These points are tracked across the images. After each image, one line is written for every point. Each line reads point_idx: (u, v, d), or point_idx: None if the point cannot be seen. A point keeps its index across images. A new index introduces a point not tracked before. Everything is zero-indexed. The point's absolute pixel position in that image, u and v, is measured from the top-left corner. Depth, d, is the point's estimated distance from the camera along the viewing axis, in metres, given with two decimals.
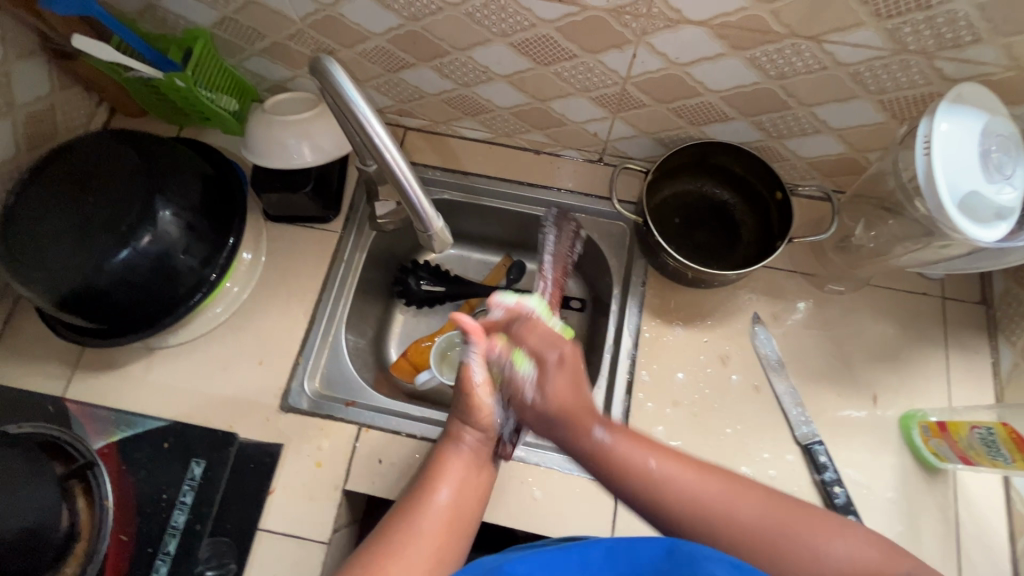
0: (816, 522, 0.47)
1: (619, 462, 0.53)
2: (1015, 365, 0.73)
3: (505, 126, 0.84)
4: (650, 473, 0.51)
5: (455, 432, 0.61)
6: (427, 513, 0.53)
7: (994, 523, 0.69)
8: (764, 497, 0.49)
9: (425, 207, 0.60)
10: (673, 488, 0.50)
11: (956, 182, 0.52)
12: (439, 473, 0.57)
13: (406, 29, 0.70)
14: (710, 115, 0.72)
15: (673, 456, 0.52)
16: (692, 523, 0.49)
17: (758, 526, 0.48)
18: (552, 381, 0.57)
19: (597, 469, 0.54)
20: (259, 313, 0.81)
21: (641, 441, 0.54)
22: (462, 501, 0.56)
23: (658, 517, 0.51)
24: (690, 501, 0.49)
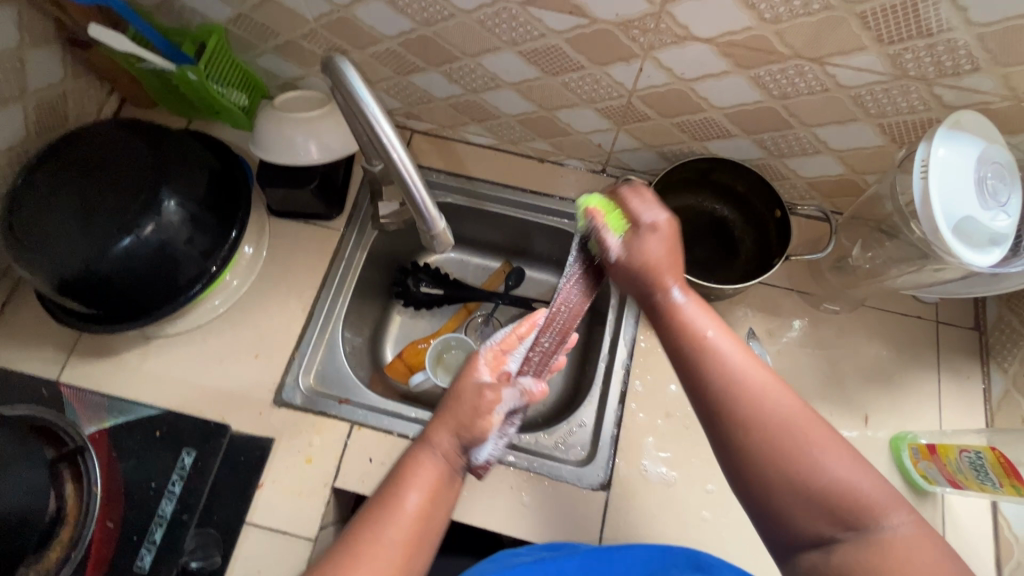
0: (826, 440, 0.44)
1: (675, 317, 0.52)
2: (1007, 392, 0.73)
3: (511, 133, 0.86)
4: (700, 337, 0.49)
5: (436, 439, 0.54)
6: (389, 526, 0.50)
7: (981, 548, 0.69)
8: (796, 402, 0.46)
9: (429, 207, 0.60)
10: (718, 356, 0.48)
11: (952, 206, 0.53)
12: (408, 480, 0.53)
13: (417, 34, 0.71)
14: (712, 131, 0.73)
15: (732, 337, 0.50)
16: (717, 384, 0.47)
17: (774, 422, 0.45)
18: (647, 243, 0.54)
19: (658, 322, 0.53)
20: (258, 307, 0.82)
21: (711, 317, 0.51)
22: (432, 512, 0.52)
23: (686, 375, 0.49)
24: (725, 371, 0.47)
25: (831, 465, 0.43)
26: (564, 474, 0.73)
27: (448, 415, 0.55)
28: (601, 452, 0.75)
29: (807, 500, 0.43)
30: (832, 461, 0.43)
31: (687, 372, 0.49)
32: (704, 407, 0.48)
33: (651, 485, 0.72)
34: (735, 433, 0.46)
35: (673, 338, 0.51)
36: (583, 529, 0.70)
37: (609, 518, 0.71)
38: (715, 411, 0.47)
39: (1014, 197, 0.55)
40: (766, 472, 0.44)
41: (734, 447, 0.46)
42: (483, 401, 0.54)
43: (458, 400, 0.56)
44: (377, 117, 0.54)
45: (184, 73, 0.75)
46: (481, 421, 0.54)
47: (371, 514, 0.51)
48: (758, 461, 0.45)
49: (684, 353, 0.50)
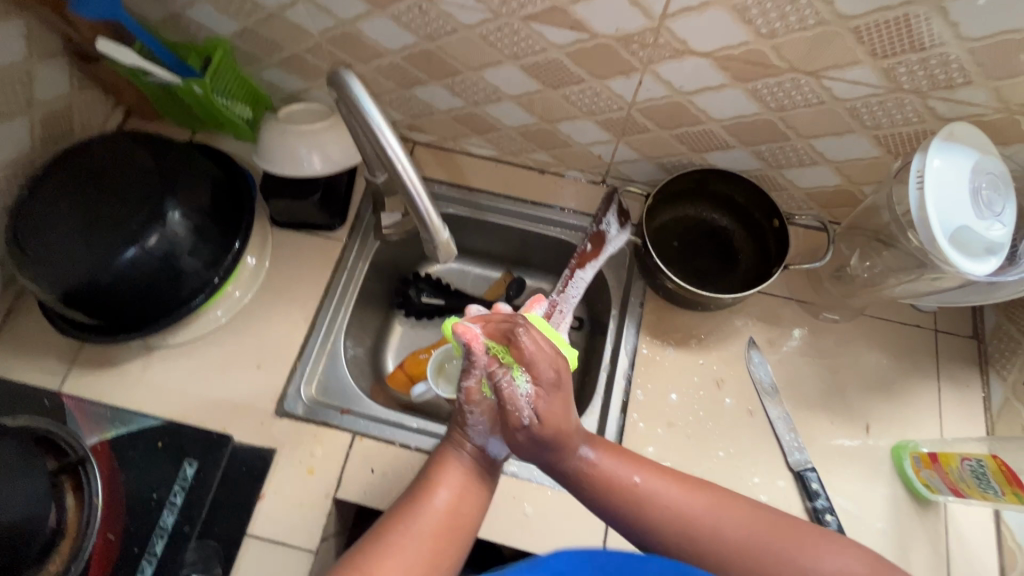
0: (795, 536, 0.51)
1: (606, 482, 0.55)
2: (1007, 401, 0.73)
3: (512, 145, 0.87)
4: (642, 508, 0.53)
5: (455, 439, 0.58)
6: (422, 517, 0.52)
7: (985, 558, 0.69)
8: (744, 509, 0.53)
9: (432, 217, 0.61)
10: (657, 503, 0.53)
11: (947, 216, 0.54)
12: (438, 476, 0.55)
13: (420, 48, 0.72)
14: (711, 143, 0.74)
15: (662, 476, 0.55)
16: (679, 544, 0.52)
17: (747, 543, 0.51)
18: (549, 408, 0.53)
19: (579, 485, 0.56)
20: (261, 317, 0.82)
21: (630, 462, 0.56)
22: (461, 505, 0.54)
23: (650, 541, 0.53)
24: (678, 522, 0.52)
25: (807, 554, 0.50)
26: None
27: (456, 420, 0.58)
28: None
29: None
30: (808, 550, 0.50)
31: (653, 540, 0.53)
32: (683, 561, 0.52)
33: None
34: (722, 566, 0.51)
35: (620, 511, 0.54)
36: (584, 538, 0.70)
37: (612, 527, 0.71)
38: (691, 557, 0.51)
39: (1010, 207, 0.55)
40: None
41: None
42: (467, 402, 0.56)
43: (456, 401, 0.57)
44: (383, 131, 0.55)
45: (189, 86, 0.76)
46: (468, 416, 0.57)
47: (405, 513, 0.53)
48: None
49: (638, 525, 0.53)
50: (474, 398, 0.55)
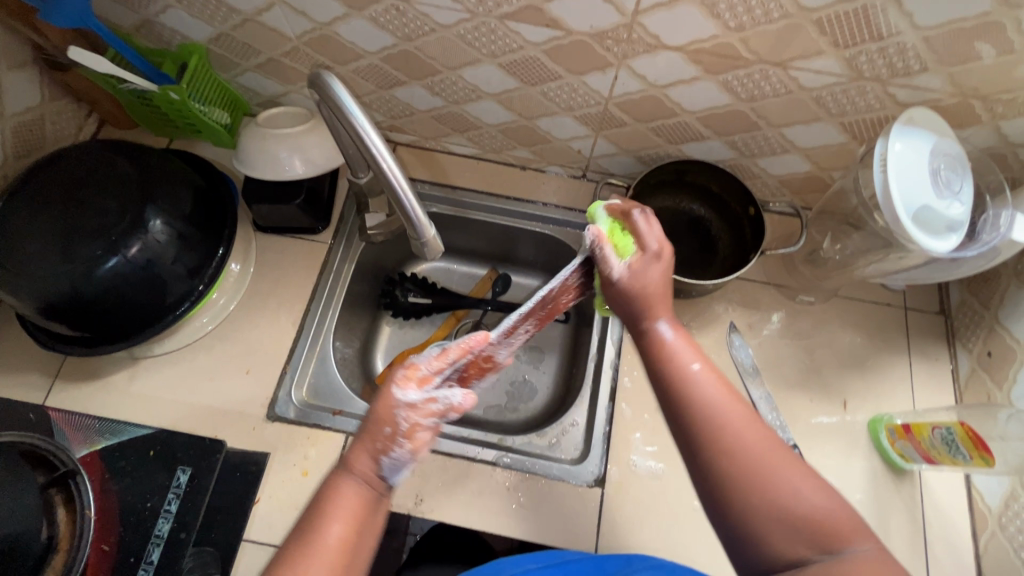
0: (791, 464, 0.49)
1: (666, 359, 0.56)
2: (972, 371, 0.77)
3: (493, 142, 0.88)
4: (684, 385, 0.54)
5: (356, 464, 0.52)
6: (314, 560, 0.48)
7: (958, 521, 0.73)
8: (775, 440, 0.51)
9: (418, 214, 0.61)
10: (691, 387, 0.53)
11: (910, 197, 0.56)
12: (330, 509, 0.50)
13: (399, 49, 0.73)
14: (686, 134, 0.76)
15: (713, 379, 0.54)
16: (695, 421, 0.52)
17: (748, 451, 0.49)
18: (646, 273, 0.59)
19: (645, 349, 0.59)
20: (247, 323, 0.82)
21: (693, 350, 0.57)
22: (356, 539, 0.50)
23: (671, 413, 0.54)
24: (703, 409, 0.52)
25: (796, 487, 0.48)
26: (557, 472, 0.75)
27: (362, 442, 0.52)
28: (594, 449, 0.77)
29: (779, 523, 0.47)
30: (793, 479, 0.48)
31: (675, 413, 0.54)
32: (687, 441, 0.52)
33: (640, 478, 0.74)
34: (716, 458, 0.50)
35: (664, 381, 0.55)
36: (577, 525, 0.72)
37: (605, 512, 0.72)
38: (697, 442, 0.51)
39: (966, 185, 0.58)
40: (747, 502, 0.48)
41: (711, 469, 0.50)
42: (391, 425, 0.51)
43: (382, 417, 0.52)
44: (367, 131, 0.56)
45: (166, 92, 0.76)
46: (389, 436, 0.51)
47: (303, 538, 0.49)
48: (737, 485, 0.49)
49: (671, 395, 0.54)
50: (414, 426, 0.52)
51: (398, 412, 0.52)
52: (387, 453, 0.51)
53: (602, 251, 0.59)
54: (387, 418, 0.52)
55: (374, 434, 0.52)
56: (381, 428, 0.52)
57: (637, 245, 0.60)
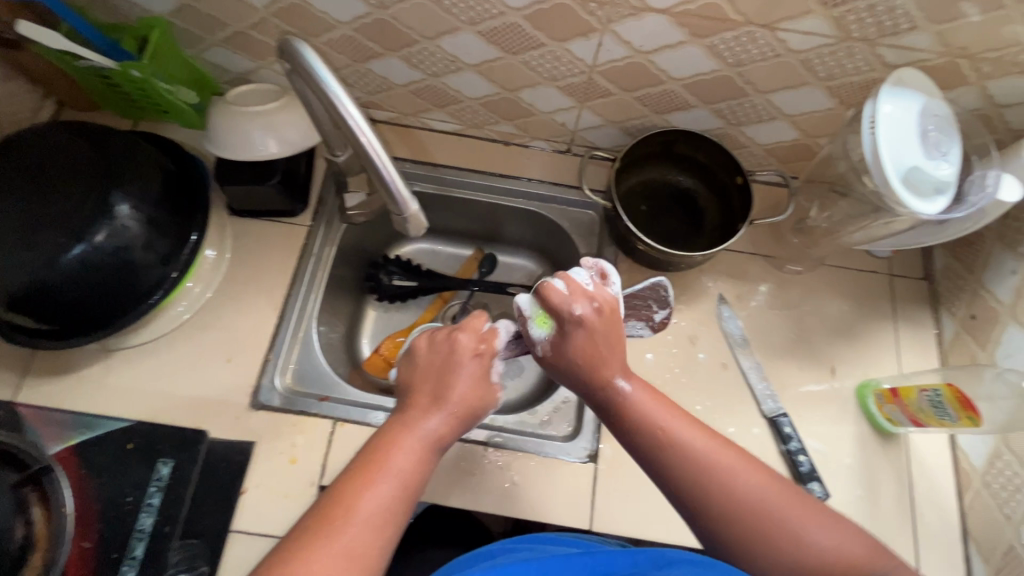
0: (794, 500, 0.51)
1: (637, 419, 0.55)
2: (957, 334, 0.78)
3: (475, 117, 0.86)
4: (674, 441, 0.53)
5: (425, 406, 0.56)
6: (386, 481, 0.50)
7: (943, 482, 0.74)
8: (771, 480, 0.52)
9: (400, 188, 0.59)
10: (677, 448, 0.53)
11: (899, 159, 0.56)
12: (401, 438, 0.53)
13: (373, 18, 0.69)
14: (672, 103, 0.75)
15: (700, 430, 0.54)
16: (689, 484, 0.51)
17: (753, 501, 0.50)
18: (568, 343, 0.58)
19: (613, 418, 0.57)
20: (226, 311, 0.79)
21: (665, 404, 0.56)
22: (418, 473, 0.52)
23: (661, 474, 0.53)
24: (699, 463, 0.52)
25: (801, 525, 0.49)
26: (550, 450, 0.74)
27: (435, 383, 0.57)
28: (586, 425, 0.76)
29: (796, 564, 0.48)
30: (799, 517, 0.50)
31: (666, 480, 0.53)
32: (682, 499, 0.52)
33: (633, 452, 0.74)
34: (720, 517, 0.50)
35: (641, 446, 0.54)
36: (572, 501, 0.72)
37: (599, 487, 0.72)
38: (699, 503, 0.51)
39: (955, 147, 0.58)
40: (759, 552, 0.49)
41: (716, 526, 0.50)
42: (462, 373, 0.57)
43: (457, 366, 0.58)
44: (344, 103, 0.53)
45: (126, 70, 0.72)
46: (456, 384, 0.57)
47: (368, 466, 0.51)
48: (748, 538, 0.49)
49: (657, 460, 0.53)
50: (475, 382, 0.58)
51: (473, 370, 0.58)
52: (461, 408, 0.56)
53: (526, 326, 0.60)
54: (460, 371, 0.57)
55: (449, 387, 0.56)
56: (454, 376, 0.57)
57: (553, 313, 0.59)
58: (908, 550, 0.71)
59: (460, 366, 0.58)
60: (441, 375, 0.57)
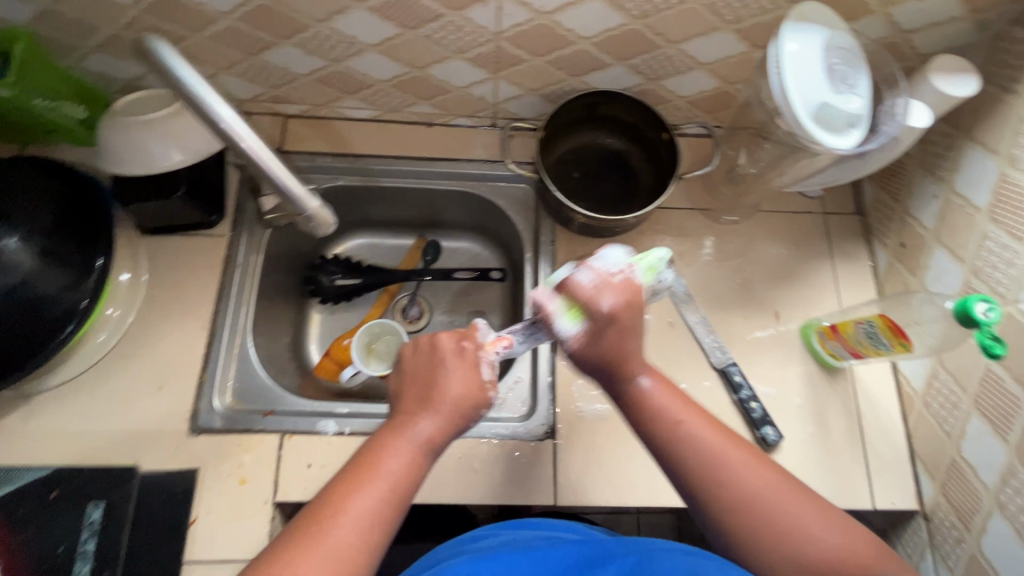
0: (803, 507, 0.52)
1: (654, 415, 0.57)
2: (890, 263, 0.80)
3: (390, 100, 0.82)
4: (682, 447, 0.55)
5: (412, 411, 0.56)
6: (373, 487, 0.51)
7: (890, 408, 0.77)
8: (779, 476, 0.54)
9: (293, 187, 0.55)
10: (692, 447, 0.54)
11: (809, 98, 0.55)
12: (387, 445, 0.54)
13: (255, 5, 0.64)
14: (588, 64, 0.72)
15: (709, 432, 0.55)
16: (701, 479, 0.53)
17: (762, 503, 0.52)
18: (599, 336, 0.55)
19: (629, 408, 0.58)
20: (149, 337, 0.75)
21: (682, 401, 0.57)
22: (409, 478, 0.53)
23: (670, 471, 0.55)
24: (711, 471, 0.53)
25: (800, 524, 0.51)
26: (508, 432, 0.73)
27: (419, 389, 0.57)
28: (541, 400, 0.76)
29: (796, 565, 0.50)
30: (802, 523, 0.51)
31: (677, 474, 0.55)
32: (689, 491, 0.54)
33: (588, 423, 0.74)
34: (725, 515, 0.52)
35: (656, 438, 0.56)
36: (534, 479, 0.71)
37: (559, 462, 0.72)
38: (707, 497, 0.53)
39: (863, 78, 0.57)
40: (762, 549, 0.50)
41: (720, 522, 0.52)
42: (450, 373, 0.57)
43: (441, 367, 0.58)
44: (216, 107, 0.47)
45: None
46: (439, 386, 0.57)
47: (361, 469, 0.53)
48: (751, 536, 0.51)
49: (667, 455, 0.55)
50: (467, 381, 0.57)
51: (461, 368, 0.58)
52: (451, 408, 0.56)
53: (552, 321, 0.56)
54: (445, 375, 0.57)
55: (435, 389, 0.56)
56: (443, 376, 0.57)
57: (585, 311, 0.55)
58: (860, 478, 0.73)
59: (446, 369, 0.57)
60: (428, 374, 0.58)
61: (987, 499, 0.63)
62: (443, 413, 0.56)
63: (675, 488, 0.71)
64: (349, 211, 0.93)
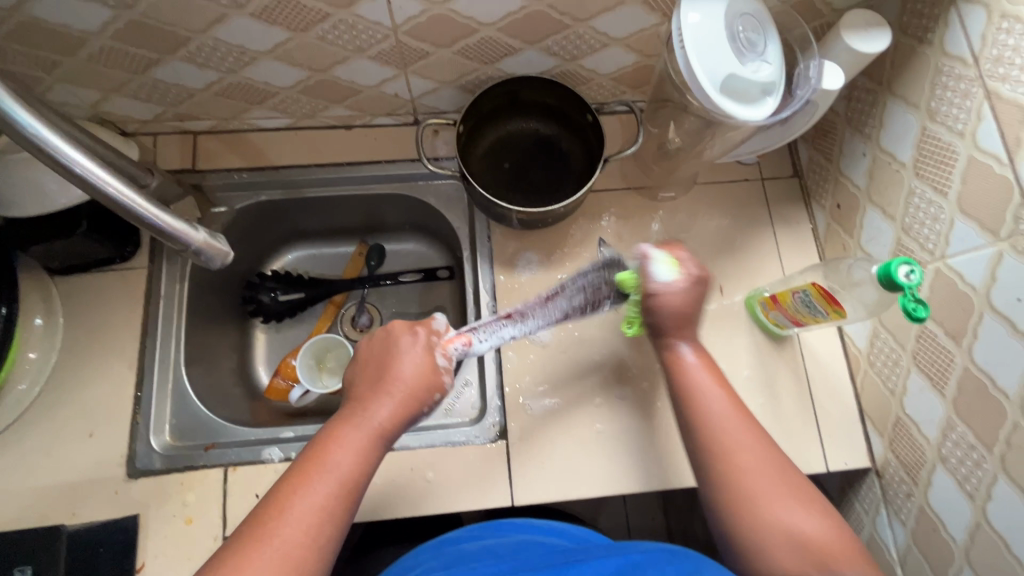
0: (791, 490, 0.53)
1: (683, 380, 0.59)
2: (828, 225, 0.79)
3: (301, 107, 0.77)
4: (699, 410, 0.57)
5: (364, 398, 0.55)
6: (320, 478, 0.50)
7: (838, 370, 0.77)
8: (778, 460, 0.55)
9: (170, 223, 0.51)
10: (707, 411, 0.57)
11: (715, 71, 0.52)
12: (337, 434, 0.53)
13: (125, 21, 0.59)
14: (497, 50, 0.69)
15: (727, 406, 0.57)
16: (703, 442, 0.56)
17: (756, 480, 0.53)
18: (680, 296, 0.59)
19: (665, 367, 0.61)
20: (73, 383, 0.71)
21: (714, 374, 0.59)
22: (359, 466, 0.52)
23: (683, 429, 0.58)
24: (717, 435, 0.56)
25: (786, 506, 0.52)
26: (459, 437, 0.72)
27: (372, 376, 0.57)
28: (491, 404, 0.75)
29: (776, 542, 0.51)
30: (788, 505, 0.52)
31: (686, 432, 0.58)
32: (693, 448, 0.57)
33: (539, 420, 0.73)
34: (721, 479, 0.54)
35: (679, 401, 0.59)
36: (489, 483, 0.70)
37: (513, 463, 0.71)
38: (708, 459, 0.55)
39: (771, 43, 0.55)
40: (745, 518, 0.52)
41: (711, 484, 0.55)
42: (398, 358, 0.57)
43: (393, 354, 0.57)
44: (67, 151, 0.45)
45: None
46: (389, 370, 0.56)
47: (309, 461, 0.52)
48: (738, 504, 0.53)
49: (682, 413, 0.58)
50: (415, 363, 0.56)
51: (413, 353, 0.57)
52: (401, 392, 0.55)
53: (648, 267, 0.59)
54: (397, 359, 0.57)
55: (385, 374, 0.56)
56: (393, 362, 0.57)
57: (681, 268, 0.59)
58: (813, 443, 0.74)
59: (398, 354, 0.57)
60: (382, 360, 0.57)
61: (930, 453, 0.64)
62: (394, 396, 0.55)
63: (631, 474, 0.71)
64: (279, 225, 0.89)
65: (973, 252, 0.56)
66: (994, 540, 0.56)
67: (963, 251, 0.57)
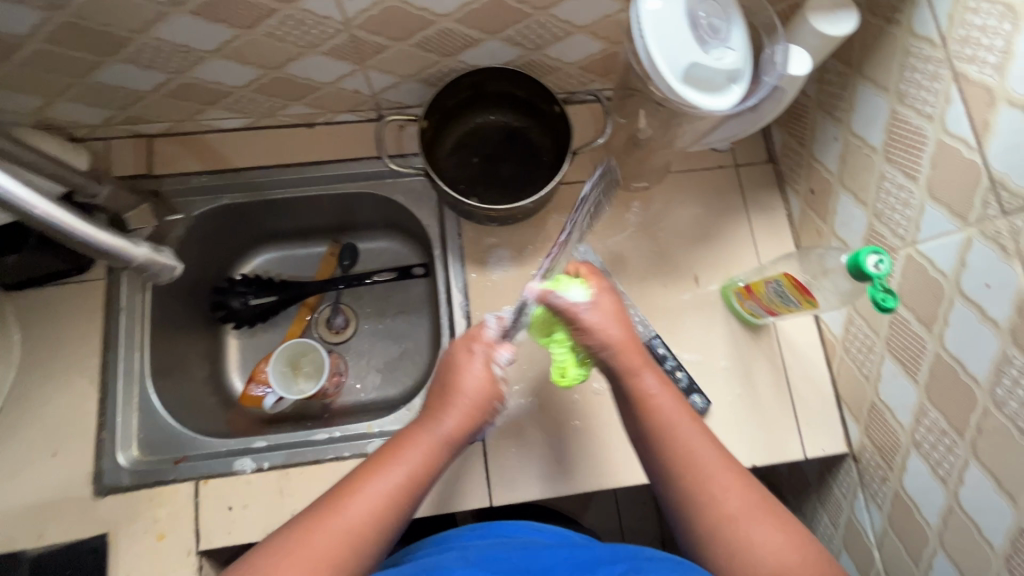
0: (763, 519, 0.50)
1: (649, 413, 0.54)
2: (802, 211, 0.78)
3: (258, 106, 0.75)
4: (669, 437, 0.53)
5: (437, 407, 0.55)
6: (377, 485, 0.50)
7: (815, 357, 0.77)
8: (753, 488, 0.51)
9: (110, 242, 0.53)
10: (676, 438, 0.53)
11: (676, 59, 0.51)
12: (402, 444, 0.53)
13: (59, 23, 0.56)
14: (457, 42, 0.67)
15: (699, 434, 0.53)
16: (671, 469, 0.52)
17: (725, 509, 0.50)
18: (607, 317, 0.55)
19: (625, 401, 0.56)
20: (35, 401, 0.69)
21: (679, 402, 0.55)
22: (416, 479, 0.52)
23: (649, 456, 0.54)
24: (686, 462, 0.52)
25: (756, 535, 0.49)
26: None
27: (441, 384, 0.56)
28: None
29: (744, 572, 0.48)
30: (755, 533, 0.49)
31: (653, 458, 0.54)
32: (660, 475, 0.53)
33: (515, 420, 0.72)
34: (688, 507, 0.51)
35: (642, 431, 0.55)
36: (466, 485, 0.69)
37: (490, 464, 0.70)
38: (676, 486, 0.52)
39: (735, 29, 0.53)
40: (714, 549, 0.49)
41: (680, 513, 0.51)
42: (469, 368, 0.56)
43: (463, 368, 0.56)
44: None
45: None
46: (459, 381, 0.55)
47: (378, 464, 0.52)
48: (707, 533, 0.50)
49: (648, 442, 0.54)
50: (486, 373, 0.56)
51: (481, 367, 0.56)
52: (469, 406, 0.54)
53: (556, 298, 0.55)
54: (467, 370, 0.56)
55: (455, 383, 0.55)
56: (467, 371, 0.56)
57: (591, 286, 0.56)
58: (792, 431, 0.74)
59: (469, 367, 0.56)
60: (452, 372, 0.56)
61: (904, 438, 0.64)
62: (465, 408, 0.54)
63: (609, 470, 0.70)
64: (245, 228, 0.87)
65: (943, 237, 0.55)
66: (964, 524, 0.56)
67: (934, 237, 0.56)
